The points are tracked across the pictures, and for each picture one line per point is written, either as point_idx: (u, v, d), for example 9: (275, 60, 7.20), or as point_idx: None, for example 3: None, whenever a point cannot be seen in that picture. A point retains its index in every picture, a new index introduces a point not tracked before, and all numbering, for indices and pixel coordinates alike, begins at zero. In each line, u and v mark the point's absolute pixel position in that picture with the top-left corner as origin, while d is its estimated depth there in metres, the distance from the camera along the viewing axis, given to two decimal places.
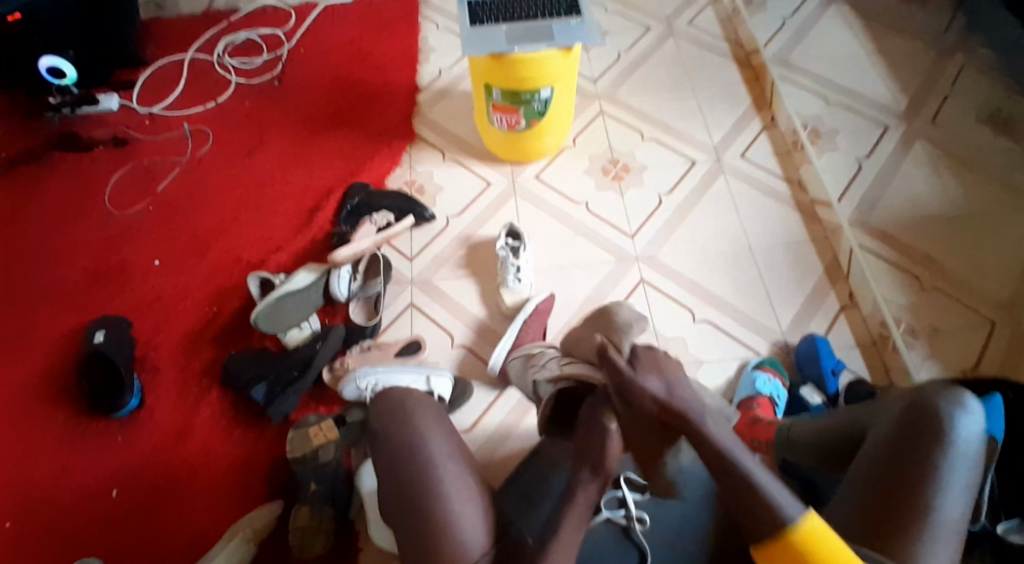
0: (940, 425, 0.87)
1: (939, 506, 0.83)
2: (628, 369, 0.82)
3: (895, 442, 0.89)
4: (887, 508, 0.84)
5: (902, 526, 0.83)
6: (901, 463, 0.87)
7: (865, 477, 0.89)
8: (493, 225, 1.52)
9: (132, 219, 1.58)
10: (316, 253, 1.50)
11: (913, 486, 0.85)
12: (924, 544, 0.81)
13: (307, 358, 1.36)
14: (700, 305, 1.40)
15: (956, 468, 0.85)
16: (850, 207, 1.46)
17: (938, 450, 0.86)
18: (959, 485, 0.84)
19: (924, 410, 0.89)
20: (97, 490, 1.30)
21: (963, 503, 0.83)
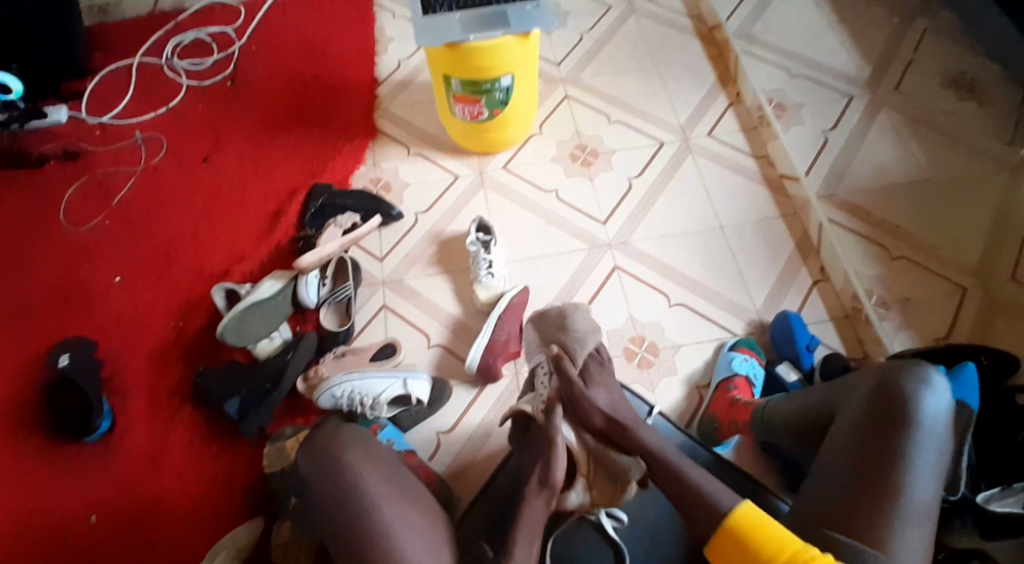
0: (906, 404, 0.88)
1: (911, 486, 0.83)
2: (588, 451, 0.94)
3: (867, 424, 0.89)
4: (862, 491, 0.84)
5: (878, 508, 0.83)
6: (873, 445, 0.87)
7: (839, 460, 0.89)
8: (463, 219, 1.50)
9: (88, 234, 1.52)
10: (283, 259, 1.46)
11: (886, 466, 0.85)
12: (900, 523, 0.81)
13: (278, 369, 1.33)
14: (674, 289, 1.39)
15: (926, 447, 0.85)
16: (818, 180, 1.46)
17: (907, 430, 0.86)
18: (929, 463, 0.85)
19: (895, 390, 0.90)
20: (76, 517, 1.27)
21: (935, 481, 0.84)
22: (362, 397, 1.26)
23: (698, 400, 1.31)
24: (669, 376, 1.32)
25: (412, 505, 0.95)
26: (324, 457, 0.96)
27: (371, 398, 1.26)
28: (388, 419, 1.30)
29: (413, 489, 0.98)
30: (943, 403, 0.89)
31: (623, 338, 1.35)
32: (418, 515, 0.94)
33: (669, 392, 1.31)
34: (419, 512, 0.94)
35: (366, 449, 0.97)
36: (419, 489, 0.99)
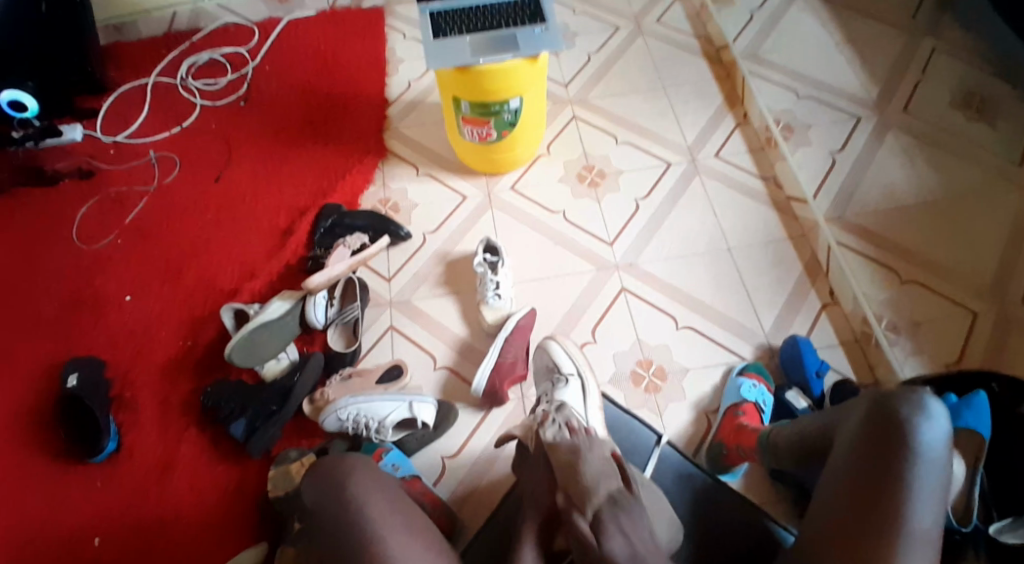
0: (902, 429, 0.84)
1: (910, 517, 0.81)
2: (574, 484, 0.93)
3: (865, 450, 0.87)
4: (862, 522, 0.83)
5: (878, 540, 0.81)
6: (871, 473, 0.85)
7: (840, 488, 0.87)
8: (470, 239, 1.50)
9: (101, 252, 1.54)
10: (291, 279, 1.47)
11: (887, 497, 0.83)
12: (903, 557, 0.80)
13: (286, 390, 1.35)
14: (682, 311, 1.39)
15: (924, 477, 0.82)
16: (826, 203, 1.45)
17: (904, 457, 0.83)
18: (929, 491, 0.82)
19: (890, 417, 0.86)
20: (80, 537, 1.27)
21: (936, 509, 0.81)
22: (368, 420, 1.28)
23: (706, 426, 1.30)
24: (677, 400, 1.32)
25: (416, 536, 0.95)
26: (330, 490, 0.98)
27: (377, 421, 1.28)
28: (394, 441, 1.31)
29: (414, 518, 0.98)
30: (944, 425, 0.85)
31: (630, 361, 1.35)
32: (420, 547, 0.93)
33: (677, 416, 1.31)
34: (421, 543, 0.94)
35: (371, 480, 0.99)
36: (421, 517, 0.99)
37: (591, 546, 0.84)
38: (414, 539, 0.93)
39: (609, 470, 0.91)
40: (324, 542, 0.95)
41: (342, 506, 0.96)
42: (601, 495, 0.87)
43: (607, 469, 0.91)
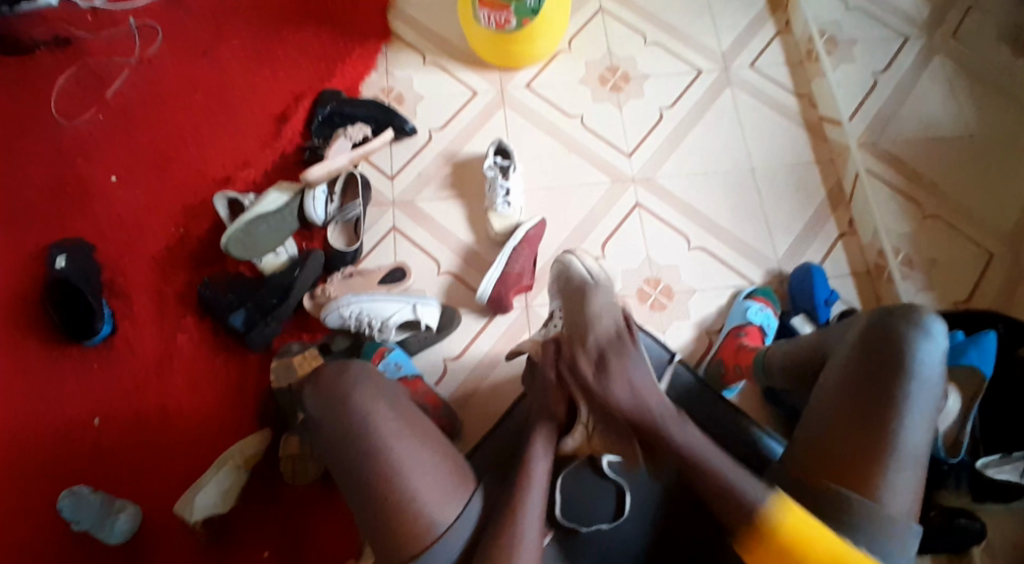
0: (901, 354, 0.87)
1: (903, 435, 0.84)
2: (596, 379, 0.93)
3: (861, 373, 0.88)
4: (855, 441, 0.85)
5: (870, 457, 0.84)
6: (866, 395, 0.86)
7: (833, 409, 0.89)
8: (480, 139, 1.41)
9: (82, 130, 1.43)
10: (288, 170, 1.39)
11: (882, 416, 0.85)
12: (893, 472, 0.83)
13: (286, 285, 1.32)
14: (696, 230, 1.35)
15: (919, 395, 0.85)
16: (861, 126, 1.38)
17: (902, 380, 0.86)
18: (922, 413, 0.85)
19: (890, 337, 0.89)
20: (80, 419, 1.29)
21: (928, 428, 0.84)
22: (371, 319, 1.26)
23: (707, 345, 1.30)
24: (680, 320, 1.31)
25: (425, 444, 0.95)
26: (334, 400, 0.96)
27: (379, 320, 1.26)
28: (397, 341, 1.30)
29: (421, 421, 0.98)
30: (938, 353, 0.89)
31: (638, 278, 1.33)
32: (429, 453, 0.94)
33: (678, 334, 1.30)
34: (426, 449, 0.94)
35: (375, 389, 0.97)
36: (428, 420, 0.99)
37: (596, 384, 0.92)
38: (422, 446, 0.94)
39: (613, 305, 1.00)
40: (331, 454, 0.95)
41: (346, 416, 0.95)
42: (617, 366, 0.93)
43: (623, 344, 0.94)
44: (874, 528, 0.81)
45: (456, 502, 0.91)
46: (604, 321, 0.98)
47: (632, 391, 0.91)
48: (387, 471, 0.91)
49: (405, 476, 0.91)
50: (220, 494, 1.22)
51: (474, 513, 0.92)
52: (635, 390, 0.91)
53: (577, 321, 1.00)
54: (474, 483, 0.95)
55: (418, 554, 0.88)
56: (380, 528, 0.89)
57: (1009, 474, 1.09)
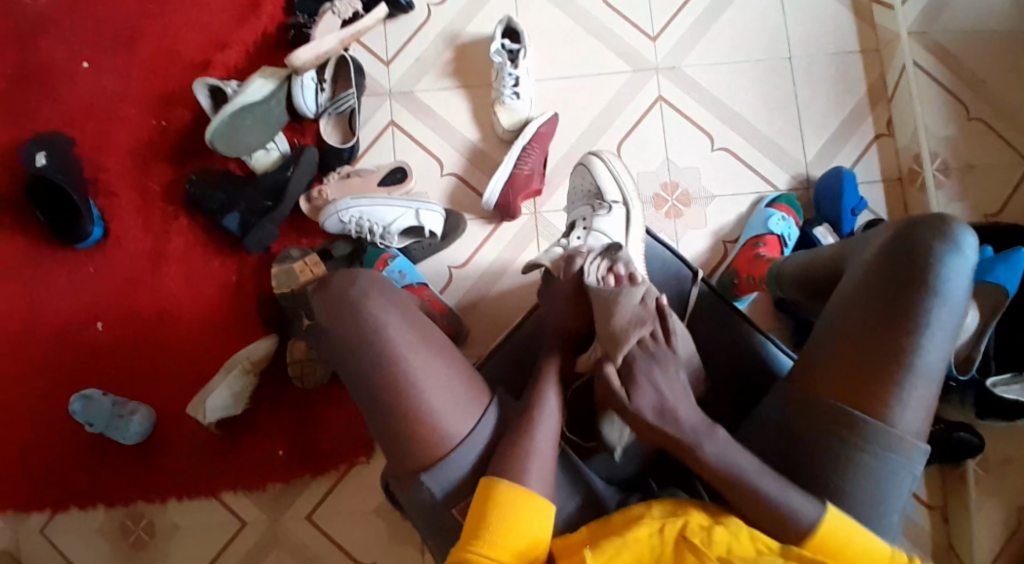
0: (926, 267, 0.77)
1: (919, 353, 0.76)
2: (622, 392, 0.81)
3: (882, 283, 0.79)
4: (865, 361, 0.78)
5: (881, 377, 0.77)
6: (884, 308, 0.78)
7: (847, 322, 0.80)
8: (485, 19, 1.26)
9: (46, 6, 1.29)
10: (270, 53, 1.25)
11: (897, 333, 0.76)
12: (902, 389, 0.76)
13: (280, 185, 1.23)
14: (721, 128, 1.24)
15: (941, 311, 0.76)
16: (913, 13, 1.22)
17: (925, 295, 0.76)
18: (943, 329, 0.76)
19: (915, 249, 0.78)
20: (82, 320, 1.27)
21: (947, 345, 0.76)
22: (372, 225, 1.19)
23: (722, 255, 1.23)
24: (697, 228, 1.23)
25: (437, 356, 0.88)
26: (339, 306, 0.87)
27: (381, 227, 1.19)
28: (399, 248, 1.24)
29: (433, 331, 0.91)
30: (966, 267, 0.78)
31: (655, 182, 1.24)
32: (444, 365, 0.87)
33: (692, 244, 1.23)
34: (440, 361, 0.87)
35: (384, 294, 0.89)
36: (439, 333, 0.92)
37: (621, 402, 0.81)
38: (435, 358, 0.87)
39: (642, 316, 0.83)
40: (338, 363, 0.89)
41: (355, 324, 0.87)
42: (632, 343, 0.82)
43: (641, 315, 0.83)
44: (879, 448, 0.76)
45: (470, 417, 0.86)
46: (632, 336, 0.82)
47: (657, 408, 0.79)
48: (397, 384, 0.85)
49: (419, 390, 0.85)
50: (232, 398, 1.21)
51: (490, 426, 0.87)
52: (663, 410, 0.79)
53: (605, 339, 0.84)
54: (488, 396, 0.89)
55: (430, 465, 0.85)
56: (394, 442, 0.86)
57: (1017, 394, 1.11)
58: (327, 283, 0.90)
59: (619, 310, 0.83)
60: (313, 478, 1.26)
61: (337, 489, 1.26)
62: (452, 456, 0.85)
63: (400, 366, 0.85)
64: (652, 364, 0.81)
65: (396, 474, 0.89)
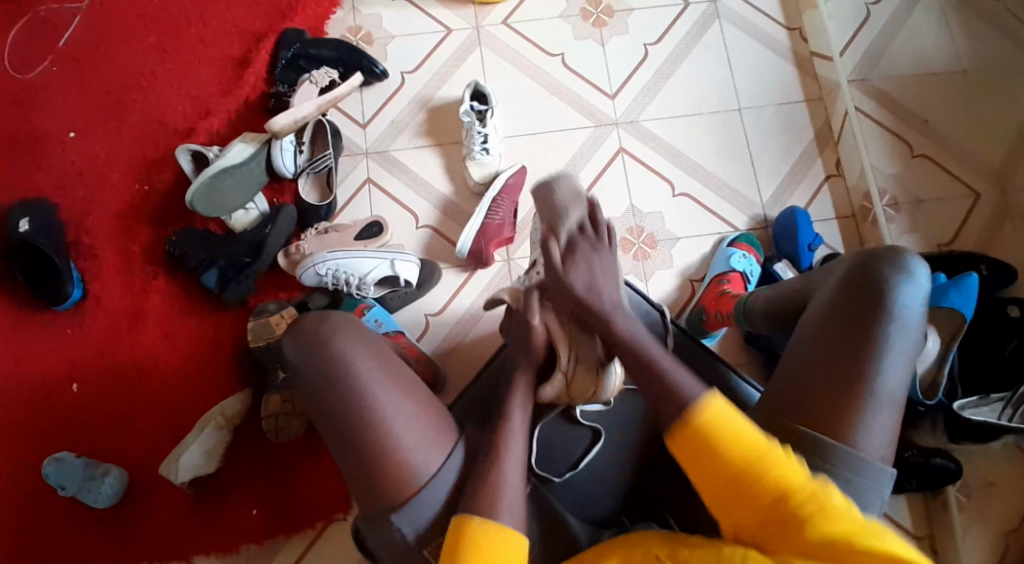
0: (881, 294, 0.86)
1: (879, 375, 0.84)
2: (558, 267, 0.88)
3: (842, 314, 0.87)
4: (830, 388, 0.85)
5: (847, 399, 0.84)
6: (846, 337, 0.86)
7: (815, 351, 0.88)
8: (456, 83, 1.34)
9: (31, 79, 1.34)
10: (252, 119, 1.32)
11: (859, 360, 0.84)
12: (868, 415, 0.83)
13: (258, 242, 1.27)
14: (680, 175, 1.31)
15: (899, 336, 0.84)
16: (852, 62, 1.32)
17: (882, 319, 0.85)
18: (899, 353, 0.84)
19: (871, 281, 0.87)
20: (57, 383, 1.27)
21: (905, 371, 0.84)
22: (348, 276, 1.22)
23: (689, 294, 1.28)
24: (664, 268, 1.28)
25: (407, 393, 0.91)
26: (312, 345, 0.91)
27: (357, 277, 1.22)
28: (375, 298, 1.27)
29: (402, 371, 0.94)
30: (919, 297, 0.87)
31: (621, 228, 1.29)
32: (412, 402, 0.90)
33: (661, 283, 1.28)
34: (407, 399, 0.90)
35: (356, 336, 0.92)
36: (408, 372, 0.95)
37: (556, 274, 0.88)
38: (403, 396, 0.90)
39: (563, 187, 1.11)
40: (310, 401, 0.91)
41: (325, 362, 0.90)
42: (572, 220, 0.90)
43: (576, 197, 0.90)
44: (849, 475, 0.81)
45: (440, 452, 0.88)
46: (572, 213, 0.91)
47: (584, 285, 0.88)
48: (368, 420, 0.87)
49: (387, 428, 0.87)
50: (205, 456, 1.20)
51: (456, 463, 0.89)
52: (592, 285, 0.88)
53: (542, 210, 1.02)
54: (454, 433, 0.92)
55: (400, 499, 0.86)
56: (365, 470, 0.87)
57: (987, 415, 1.12)
58: (299, 324, 0.94)
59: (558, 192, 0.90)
60: (289, 540, 1.23)
61: (317, 549, 1.23)
62: (422, 490, 0.86)
63: (371, 402, 0.87)
64: (585, 241, 0.90)
65: (365, 513, 0.88)
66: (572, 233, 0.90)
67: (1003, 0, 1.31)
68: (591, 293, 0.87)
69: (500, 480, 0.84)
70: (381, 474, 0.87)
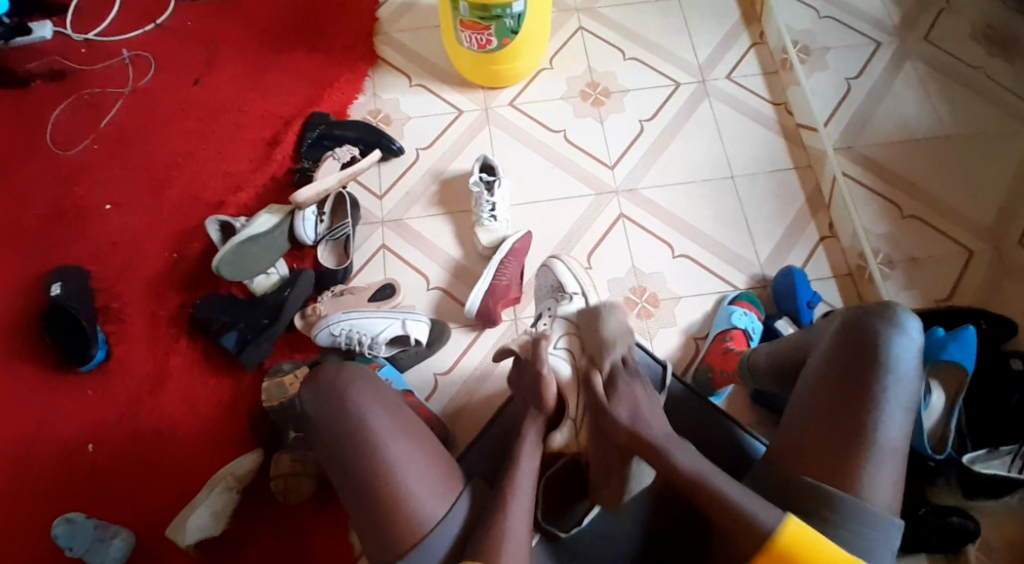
0: (877, 347, 0.88)
1: (881, 429, 0.85)
2: (603, 396, 0.95)
3: (841, 366, 0.90)
4: (834, 440, 0.86)
5: (852, 450, 0.85)
6: (847, 390, 0.88)
7: (817, 404, 0.90)
8: (465, 157, 1.45)
9: (77, 159, 1.47)
10: (279, 192, 1.43)
11: (861, 411, 0.86)
12: (871, 465, 0.84)
13: (277, 305, 1.33)
14: (680, 238, 1.37)
15: (896, 389, 0.87)
16: (835, 132, 1.40)
17: (879, 373, 0.87)
18: (899, 407, 0.86)
19: (867, 334, 0.90)
20: (75, 444, 1.29)
21: (905, 422, 0.86)
22: (361, 336, 1.26)
23: (694, 351, 1.30)
24: (668, 327, 1.31)
25: (418, 444, 0.91)
26: (324, 394, 0.93)
27: (370, 337, 1.26)
28: (387, 357, 1.30)
29: (419, 426, 0.94)
30: (914, 349, 0.90)
31: (625, 288, 1.34)
32: (423, 456, 0.90)
33: (666, 342, 1.30)
34: (421, 452, 0.90)
35: (371, 388, 0.94)
36: (426, 428, 0.95)
37: (599, 398, 0.95)
38: (416, 447, 0.90)
39: (627, 331, 1.03)
40: (321, 450, 0.92)
41: (338, 411, 0.92)
42: (616, 351, 0.99)
43: (624, 330, 1.02)
44: (859, 526, 0.82)
45: (445, 502, 0.88)
46: (617, 346, 1.00)
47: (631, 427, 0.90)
48: (378, 470, 0.88)
49: (397, 477, 0.87)
50: (213, 518, 1.20)
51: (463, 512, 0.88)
52: (636, 415, 0.92)
53: (591, 344, 1.03)
54: (463, 482, 0.91)
55: (405, 550, 0.85)
56: (369, 513, 0.87)
57: (998, 469, 1.11)
58: (318, 375, 0.95)
59: (608, 320, 1.03)
60: None
61: None
62: (426, 541, 0.85)
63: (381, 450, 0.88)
64: (627, 373, 0.98)
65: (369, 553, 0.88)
66: (615, 366, 0.98)
67: (982, 72, 1.41)
68: (636, 423, 0.90)
69: (509, 539, 0.83)
70: (381, 511, 0.86)
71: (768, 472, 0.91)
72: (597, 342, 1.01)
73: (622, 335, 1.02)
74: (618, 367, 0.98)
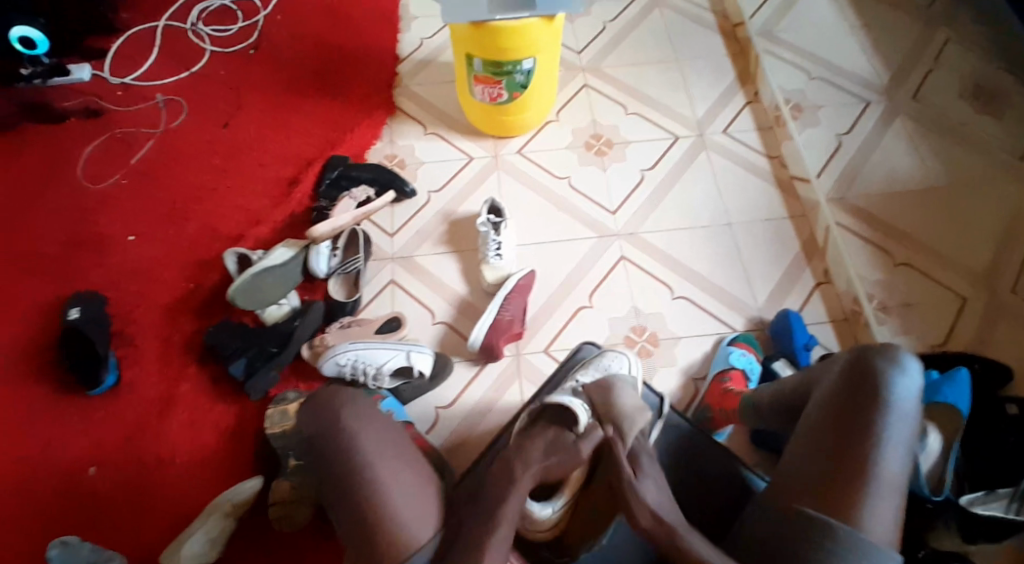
0: (877, 383, 0.90)
1: (880, 462, 0.86)
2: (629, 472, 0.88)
3: (842, 400, 0.91)
4: (832, 471, 0.87)
5: (851, 482, 0.85)
6: (847, 424, 0.89)
7: (816, 437, 0.91)
8: (474, 200, 1.52)
9: (105, 193, 1.55)
10: (295, 227, 1.49)
11: (860, 443, 0.87)
12: (870, 497, 0.84)
13: (287, 334, 1.37)
14: (679, 280, 1.41)
15: (895, 424, 0.88)
16: (828, 183, 1.47)
17: (879, 408, 0.88)
18: (899, 443, 0.87)
19: (867, 370, 0.92)
20: (78, 466, 1.30)
21: (905, 457, 0.87)
22: (366, 366, 1.29)
23: (694, 392, 1.31)
24: (668, 366, 1.34)
25: (406, 465, 0.92)
26: (326, 415, 0.94)
27: (374, 368, 1.29)
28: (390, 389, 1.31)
29: (408, 447, 0.95)
30: (914, 387, 0.91)
31: (625, 326, 1.37)
32: (410, 475, 0.91)
33: (666, 380, 1.33)
34: (407, 474, 0.91)
35: (364, 409, 0.95)
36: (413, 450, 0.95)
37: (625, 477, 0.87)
38: (405, 468, 0.91)
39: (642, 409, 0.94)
40: (318, 469, 0.93)
41: (329, 431, 0.93)
42: (636, 432, 0.91)
43: (638, 409, 0.94)
44: (857, 556, 0.82)
45: (433, 524, 0.87)
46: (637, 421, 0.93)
47: (653, 511, 0.85)
48: (365, 489, 0.88)
49: (385, 497, 0.88)
50: (208, 544, 1.19)
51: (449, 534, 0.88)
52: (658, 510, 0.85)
53: (609, 419, 0.93)
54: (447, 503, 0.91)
55: None
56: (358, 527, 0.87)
57: (996, 511, 1.07)
58: (317, 394, 0.97)
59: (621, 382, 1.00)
60: None
61: None
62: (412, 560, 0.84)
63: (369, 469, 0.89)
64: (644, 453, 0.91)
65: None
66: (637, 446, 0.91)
67: (970, 126, 1.48)
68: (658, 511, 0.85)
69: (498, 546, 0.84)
70: (371, 523, 0.86)
71: (763, 502, 0.92)
72: (613, 418, 0.93)
73: (638, 412, 0.93)
74: (638, 446, 0.91)
